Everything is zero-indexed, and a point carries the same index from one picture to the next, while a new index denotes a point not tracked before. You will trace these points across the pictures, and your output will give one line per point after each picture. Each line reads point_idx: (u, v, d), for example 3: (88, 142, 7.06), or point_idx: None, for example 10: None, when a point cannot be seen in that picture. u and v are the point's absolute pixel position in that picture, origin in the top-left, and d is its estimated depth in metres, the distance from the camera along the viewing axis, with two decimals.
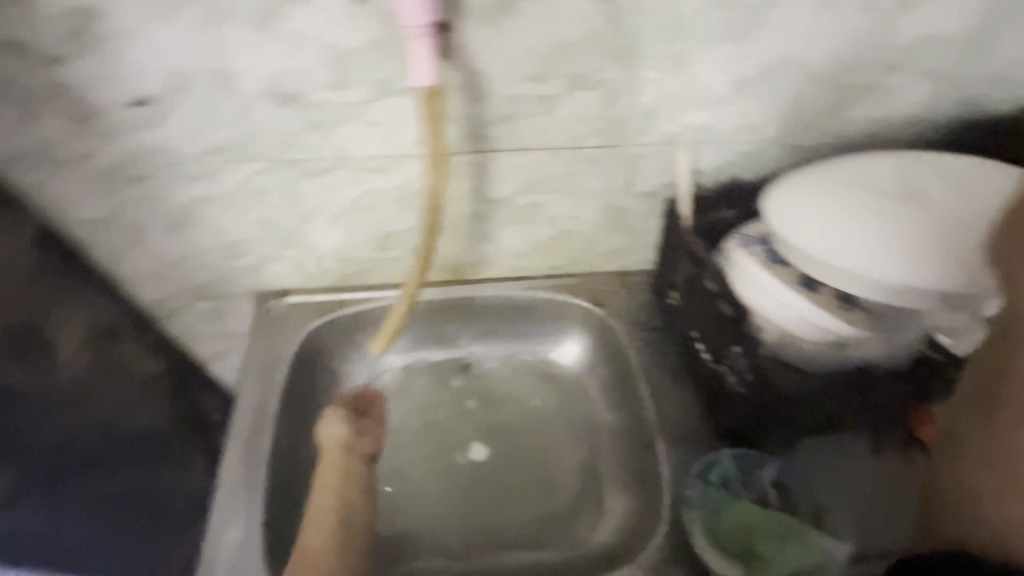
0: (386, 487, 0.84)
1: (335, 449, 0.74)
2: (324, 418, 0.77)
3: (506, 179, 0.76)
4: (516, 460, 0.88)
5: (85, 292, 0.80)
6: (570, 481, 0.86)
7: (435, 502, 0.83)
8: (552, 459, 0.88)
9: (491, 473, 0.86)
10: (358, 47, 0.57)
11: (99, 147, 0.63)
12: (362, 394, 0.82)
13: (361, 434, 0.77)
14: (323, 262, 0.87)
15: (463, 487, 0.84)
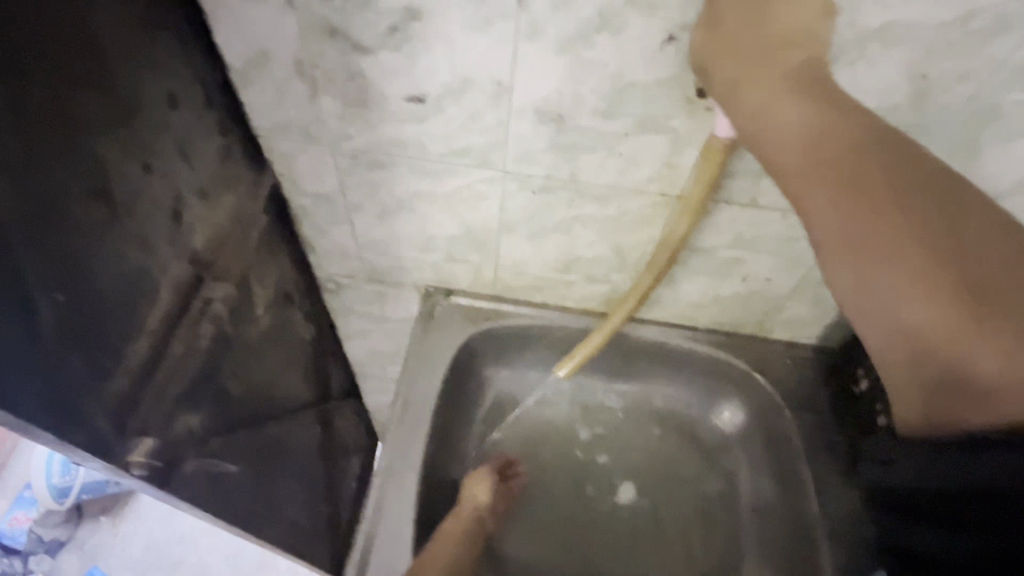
0: (526, 507, 0.88)
1: (472, 513, 0.80)
2: (472, 476, 0.83)
3: (718, 231, 0.73)
4: (657, 505, 0.89)
5: (284, 254, 0.85)
6: (710, 540, 0.87)
7: (566, 533, 0.87)
8: (692, 513, 0.89)
9: (633, 517, 0.88)
10: (643, 82, 0.56)
11: (360, 132, 0.67)
12: (506, 468, 0.88)
13: (492, 508, 0.83)
14: (500, 272, 0.87)
15: (600, 524, 0.87)
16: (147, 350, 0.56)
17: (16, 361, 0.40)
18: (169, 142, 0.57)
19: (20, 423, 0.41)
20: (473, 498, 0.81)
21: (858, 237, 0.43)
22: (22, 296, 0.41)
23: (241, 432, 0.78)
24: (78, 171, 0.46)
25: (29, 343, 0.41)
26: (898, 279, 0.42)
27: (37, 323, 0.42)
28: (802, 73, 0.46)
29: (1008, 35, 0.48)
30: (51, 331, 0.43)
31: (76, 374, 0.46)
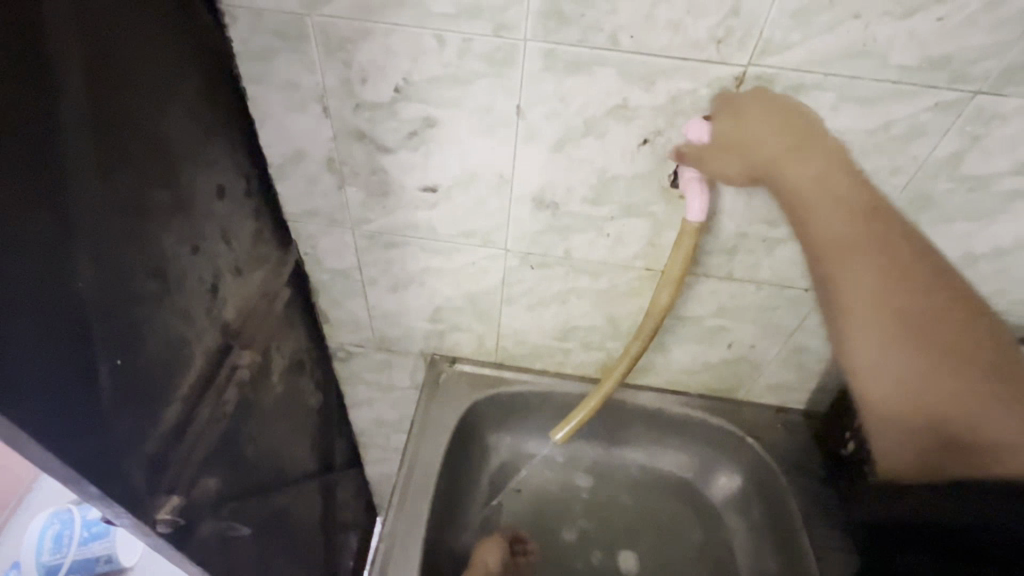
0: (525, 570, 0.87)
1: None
2: (483, 545, 0.84)
3: (701, 301, 0.80)
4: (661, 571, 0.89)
5: (300, 325, 0.92)
6: None
7: None
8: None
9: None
10: (625, 176, 0.66)
11: (379, 216, 0.76)
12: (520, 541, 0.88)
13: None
14: (502, 340, 0.93)
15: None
16: (179, 413, 0.60)
17: (76, 417, 0.45)
18: (215, 227, 0.66)
19: (74, 475, 0.46)
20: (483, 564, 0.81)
21: (885, 305, 0.50)
22: (90, 360, 0.47)
23: (250, 499, 0.81)
24: (142, 253, 0.54)
25: (89, 401, 0.47)
26: (892, 343, 0.50)
27: (97, 385, 0.47)
28: (797, 123, 0.53)
29: (924, 138, 0.58)
30: (107, 392, 0.49)
31: (121, 432, 0.51)
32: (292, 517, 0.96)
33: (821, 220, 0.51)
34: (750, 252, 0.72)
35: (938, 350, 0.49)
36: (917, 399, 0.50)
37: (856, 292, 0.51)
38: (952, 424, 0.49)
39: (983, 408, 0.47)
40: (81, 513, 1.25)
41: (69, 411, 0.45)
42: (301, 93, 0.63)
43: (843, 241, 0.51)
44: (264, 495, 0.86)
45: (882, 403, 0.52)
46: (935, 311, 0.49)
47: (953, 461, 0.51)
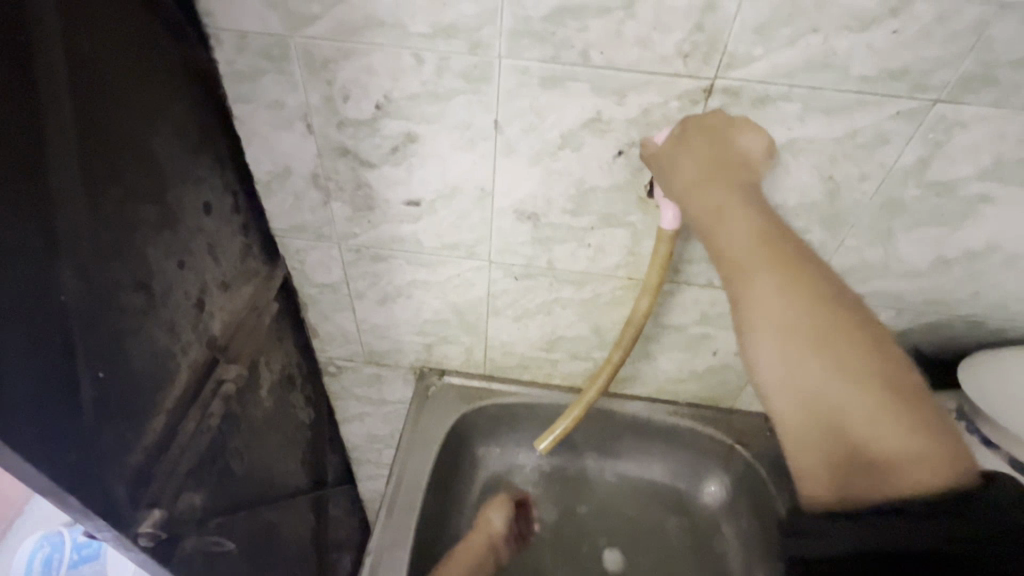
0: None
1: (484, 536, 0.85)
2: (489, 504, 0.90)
3: (684, 309, 0.81)
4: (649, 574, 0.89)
5: (290, 339, 0.92)
6: None
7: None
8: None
9: None
10: (603, 187, 0.68)
11: (365, 230, 0.77)
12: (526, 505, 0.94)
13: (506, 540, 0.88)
14: (490, 352, 0.94)
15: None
16: (163, 427, 0.61)
17: (60, 429, 0.46)
18: (201, 243, 0.67)
19: (56, 489, 0.46)
20: (488, 524, 0.86)
21: (783, 321, 0.50)
22: (73, 371, 0.47)
23: (238, 514, 0.81)
24: (128, 268, 0.55)
25: (71, 413, 0.47)
26: (789, 343, 0.49)
27: (80, 396, 0.48)
28: (716, 160, 0.55)
29: (889, 146, 0.60)
30: (90, 403, 0.49)
31: (103, 444, 0.51)
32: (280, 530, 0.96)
33: (728, 234, 0.52)
34: None
35: (849, 359, 0.49)
36: (820, 402, 0.49)
37: (779, 309, 0.50)
38: (860, 448, 0.47)
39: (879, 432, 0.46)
40: (70, 536, 1.27)
41: (53, 423, 0.45)
42: (286, 111, 0.65)
43: (742, 256, 0.51)
44: (254, 510, 0.86)
45: (792, 416, 0.50)
46: (840, 327, 0.49)
47: (860, 484, 0.47)
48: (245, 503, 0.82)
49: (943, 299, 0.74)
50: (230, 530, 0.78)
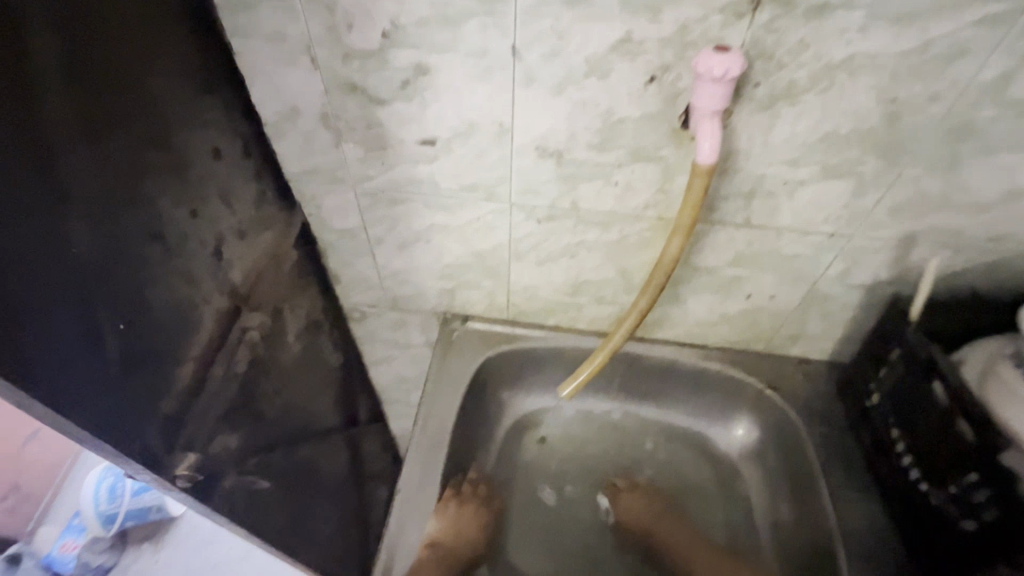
0: (536, 512, 0.89)
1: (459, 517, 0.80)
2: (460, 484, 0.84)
3: (718, 251, 0.77)
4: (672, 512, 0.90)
5: (313, 286, 0.92)
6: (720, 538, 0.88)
7: (584, 532, 0.88)
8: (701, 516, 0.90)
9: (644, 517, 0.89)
10: (632, 118, 0.62)
11: (379, 172, 0.74)
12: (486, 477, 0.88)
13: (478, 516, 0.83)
14: (513, 297, 0.92)
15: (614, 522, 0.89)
16: (191, 374, 0.62)
17: (86, 379, 0.47)
18: (214, 190, 0.65)
19: (88, 435, 0.47)
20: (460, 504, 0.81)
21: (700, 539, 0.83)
22: (96, 322, 0.48)
23: (275, 453, 0.84)
24: (138, 217, 0.53)
25: (97, 363, 0.48)
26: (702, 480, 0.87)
27: (104, 347, 0.49)
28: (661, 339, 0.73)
29: (967, 59, 0.52)
30: (115, 353, 0.50)
31: (131, 392, 0.52)
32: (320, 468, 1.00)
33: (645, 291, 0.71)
34: (769, 195, 0.68)
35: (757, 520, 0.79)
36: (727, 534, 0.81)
37: (700, 563, 0.80)
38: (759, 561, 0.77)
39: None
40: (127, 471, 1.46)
41: (80, 373, 0.46)
42: (288, 44, 0.61)
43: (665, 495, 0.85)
44: (291, 449, 0.90)
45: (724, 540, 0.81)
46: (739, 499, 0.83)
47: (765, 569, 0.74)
48: (281, 444, 0.86)
49: (1009, 235, 0.67)
50: (267, 470, 0.81)
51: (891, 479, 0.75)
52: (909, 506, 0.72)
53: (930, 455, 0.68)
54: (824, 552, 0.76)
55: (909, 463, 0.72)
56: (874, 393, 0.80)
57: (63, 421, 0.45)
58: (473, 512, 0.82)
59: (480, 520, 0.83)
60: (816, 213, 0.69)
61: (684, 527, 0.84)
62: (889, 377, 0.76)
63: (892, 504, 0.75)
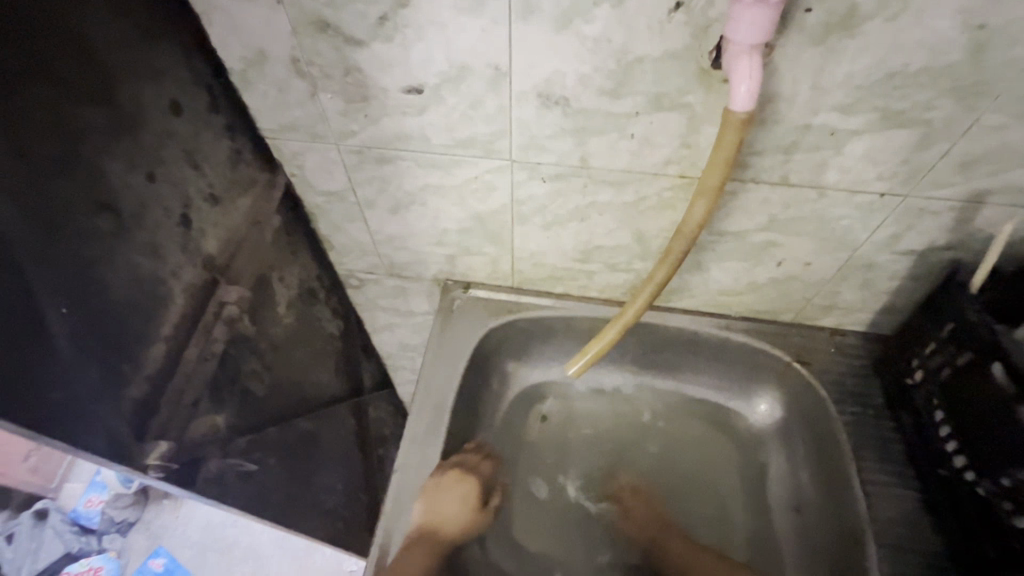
0: (542, 489, 0.86)
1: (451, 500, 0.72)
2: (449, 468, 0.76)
3: (748, 213, 0.67)
4: (684, 491, 0.86)
5: (304, 252, 0.86)
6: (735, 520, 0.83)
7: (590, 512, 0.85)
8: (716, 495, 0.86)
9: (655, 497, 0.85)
10: (653, 57, 0.52)
11: (363, 127, 0.66)
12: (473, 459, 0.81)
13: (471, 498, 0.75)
14: (518, 263, 0.85)
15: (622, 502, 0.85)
16: (162, 358, 0.57)
17: (29, 374, 0.41)
18: (176, 151, 0.58)
19: (37, 434, 0.43)
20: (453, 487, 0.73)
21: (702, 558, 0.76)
22: (32, 309, 0.42)
23: (269, 429, 0.81)
24: (80, 186, 0.47)
25: (43, 355, 0.43)
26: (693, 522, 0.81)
27: (48, 337, 0.43)
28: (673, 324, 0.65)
29: None
30: (63, 342, 0.45)
31: (89, 382, 0.47)
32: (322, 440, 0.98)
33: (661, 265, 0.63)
34: (813, 149, 0.58)
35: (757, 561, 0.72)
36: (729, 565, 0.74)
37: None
38: None
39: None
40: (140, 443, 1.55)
41: (18, 369, 0.41)
42: None
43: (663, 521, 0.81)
44: (289, 423, 0.86)
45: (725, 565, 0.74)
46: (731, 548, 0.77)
47: None
48: (276, 418, 0.82)
49: None
50: (260, 446, 0.78)
51: (932, 467, 0.69)
52: (953, 497, 0.66)
53: (979, 445, 0.61)
54: (849, 542, 0.70)
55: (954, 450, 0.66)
56: (918, 371, 0.72)
57: (3, 422, 0.40)
58: (446, 484, 0.73)
59: (460, 487, 0.74)
60: (868, 169, 0.59)
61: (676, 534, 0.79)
62: (938, 356, 0.68)
63: (932, 493, 0.69)
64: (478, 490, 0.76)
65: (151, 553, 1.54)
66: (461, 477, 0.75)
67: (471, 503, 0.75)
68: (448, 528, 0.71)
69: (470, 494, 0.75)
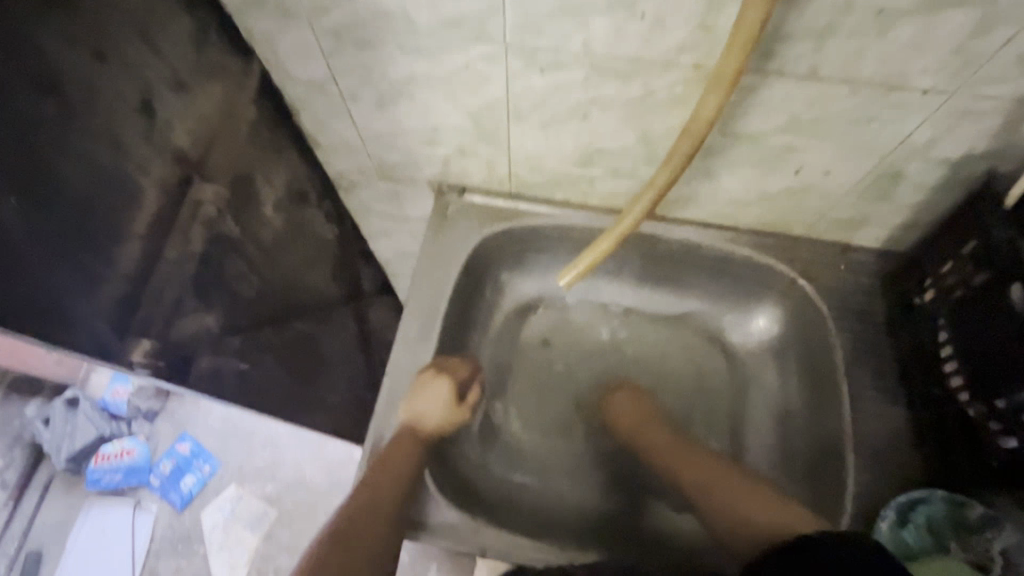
0: (531, 393, 0.88)
1: (425, 416, 0.71)
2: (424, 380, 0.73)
3: (767, 112, 0.61)
4: (672, 400, 0.87)
5: (288, 151, 0.81)
6: (720, 430, 0.85)
7: (579, 416, 0.87)
8: (702, 404, 0.87)
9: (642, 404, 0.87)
10: None
11: (337, 3, 0.58)
12: (456, 362, 0.77)
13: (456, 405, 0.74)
14: (515, 166, 0.79)
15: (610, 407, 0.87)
16: (140, 253, 0.56)
17: None
18: (127, 27, 0.52)
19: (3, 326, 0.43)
20: (426, 401, 0.71)
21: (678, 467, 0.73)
22: None
23: (263, 330, 0.81)
24: (22, 62, 0.42)
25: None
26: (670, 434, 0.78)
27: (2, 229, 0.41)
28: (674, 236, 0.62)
29: None
30: (20, 235, 0.43)
31: (55, 277, 0.46)
32: (327, 346, 0.99)
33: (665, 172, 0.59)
34: (851, 34, 0.50)
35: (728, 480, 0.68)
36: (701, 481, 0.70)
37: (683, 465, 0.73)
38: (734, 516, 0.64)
39: (735, 504, 0.65)
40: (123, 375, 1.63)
41: None
42: None
43: (646, 420, 0.80)
44: (285, 326, 0.87)
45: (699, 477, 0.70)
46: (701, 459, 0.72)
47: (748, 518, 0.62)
48: (269, 320, 0.83)
49: None
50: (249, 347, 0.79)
51: (926, 385, 0.69)
52: (941, 415, 0.66)
53: (979, 365, 0.60)
54: (829, 451, 0.72)
55: (952, 370, 0.65)
56: (930, 288, 0.69)
57: None
58: (419, 384, 0.72)
59: (435, 386, 0.72)
60: (911, 60, 0.51)
61: (659, 429, 0.78)
62: (955, 274, 0.65)
63: (921, 410, 0.69)
64: (452, 389, 0.73)
65: (178, 438, 1.66)
66: (434, 376, 0.73)
67: (445, 402, 0.72)
68: (427, 425, 0.71)
69: (443, 392, 0.72)
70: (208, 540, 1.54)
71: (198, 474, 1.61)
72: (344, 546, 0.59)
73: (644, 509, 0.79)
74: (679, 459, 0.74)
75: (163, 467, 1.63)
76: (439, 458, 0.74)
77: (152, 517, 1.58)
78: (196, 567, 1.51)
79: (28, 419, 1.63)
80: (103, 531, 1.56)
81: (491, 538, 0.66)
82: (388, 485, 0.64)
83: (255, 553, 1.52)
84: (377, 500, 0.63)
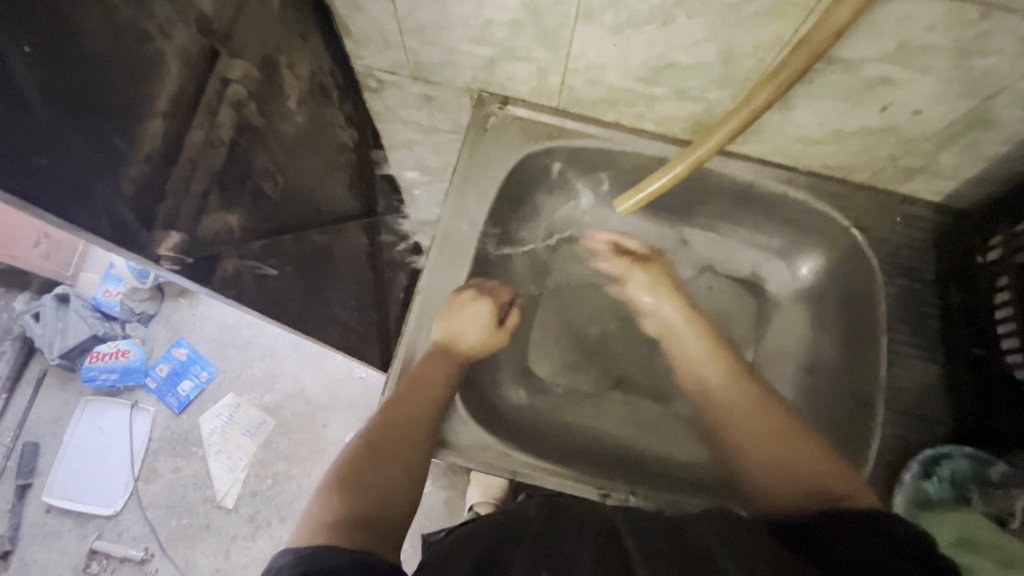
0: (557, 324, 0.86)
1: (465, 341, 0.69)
2: (464, 303, 0.70)
3: (877, 34, 0.54)
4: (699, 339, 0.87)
5: (316, 36, 0.71)
6: (745, 370, 0.85)
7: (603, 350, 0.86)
8: (730, 347, 0.87)
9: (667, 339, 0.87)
10: None
11: None
12: (497, 289, 0.75)
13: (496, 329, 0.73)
14: (570, 77, 0.71)
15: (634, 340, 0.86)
16: (163, 137, 0.50)
17: (28, 147, 0.37)
18: None
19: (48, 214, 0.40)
20: (463, 324, 0.69)
21: (721, 394, 0.68)
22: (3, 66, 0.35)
23: (285, 236, 0.76)
24: None
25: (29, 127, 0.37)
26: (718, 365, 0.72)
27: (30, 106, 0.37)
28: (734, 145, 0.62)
29: None
30: (49, 111, 0.39)
31: (85, 163, 0.42)
32: (347, 262, 0.94)
33: (762, 95, 0.56)
34: None
35: (785, 435, 0.60)
36: (747, 426, 0.63)
37: (729, 400, 0.67)
38: (787, 475, 0.57)
39: (794, 471, 0.56)
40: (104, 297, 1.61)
41: (19, 144, 0.37)
42: None
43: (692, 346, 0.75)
44: (307, 234, 0.81)
45: (745, 417, 0.64)
46: (749, 402, 0.65)
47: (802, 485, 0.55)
48: (289, 227, 0.77)
49: None
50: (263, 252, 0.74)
51: (975, 346, 0.68)
52: (988, 377, 0.66)
53: None
54: (856, 404, 0.72)
55: (1008, 332, 0.64)
56: (994, 246, 0.67)
57: (24, 207, 0.38)
58: (456, 303, 0.70)
59: (471, 307, 0.70)
60: None
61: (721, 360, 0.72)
62: None
63: (963, 370, 0.69)
64: (492, 311, 0.71)
65: (174, 343, 1.64)
66: (472, 298, 0.70)
67: (482, 323, 0.70)
68: (463, 346, 0.69)
69: (482, 314, 0.71)
70: (206, 442, 1.55)
71: (196, 379, 1.60)
72: (380, 452, 0.55)
73: (663, 441, 0.80)
74: (720, 395, 0.68)
75: (160, 370, 1.61)
76: (468, 381, 0.72)
77: (150, 417, 1.57)
78: (195, 468, 1.53)
79: (17, 312, 1.59)
80: (101, 427, 1.56)
81: (521, 462, 0.67)
82: (424, 404, 0.62)
83: (253, 458, 1.52)
84: (412, 417, 0.60)
